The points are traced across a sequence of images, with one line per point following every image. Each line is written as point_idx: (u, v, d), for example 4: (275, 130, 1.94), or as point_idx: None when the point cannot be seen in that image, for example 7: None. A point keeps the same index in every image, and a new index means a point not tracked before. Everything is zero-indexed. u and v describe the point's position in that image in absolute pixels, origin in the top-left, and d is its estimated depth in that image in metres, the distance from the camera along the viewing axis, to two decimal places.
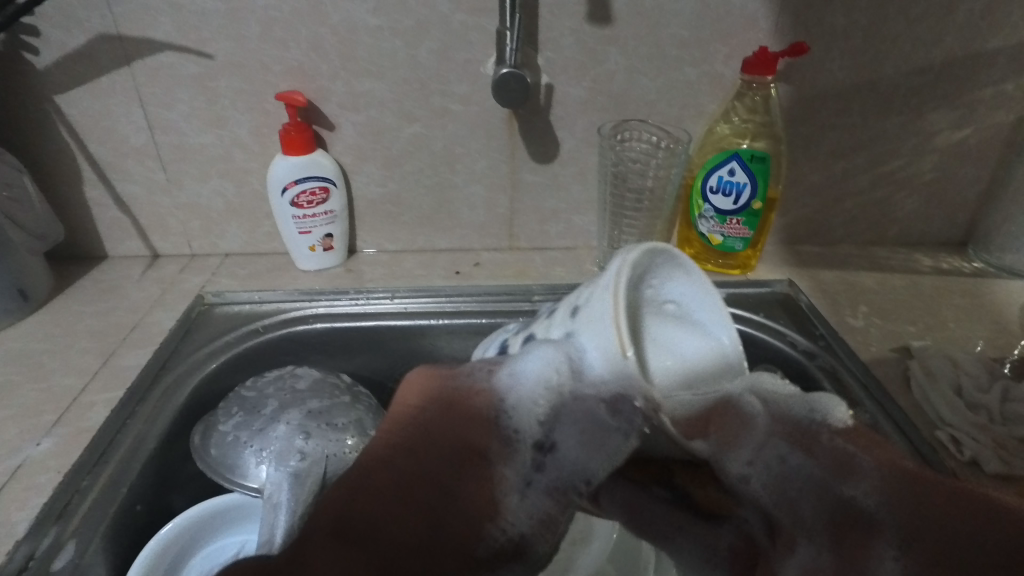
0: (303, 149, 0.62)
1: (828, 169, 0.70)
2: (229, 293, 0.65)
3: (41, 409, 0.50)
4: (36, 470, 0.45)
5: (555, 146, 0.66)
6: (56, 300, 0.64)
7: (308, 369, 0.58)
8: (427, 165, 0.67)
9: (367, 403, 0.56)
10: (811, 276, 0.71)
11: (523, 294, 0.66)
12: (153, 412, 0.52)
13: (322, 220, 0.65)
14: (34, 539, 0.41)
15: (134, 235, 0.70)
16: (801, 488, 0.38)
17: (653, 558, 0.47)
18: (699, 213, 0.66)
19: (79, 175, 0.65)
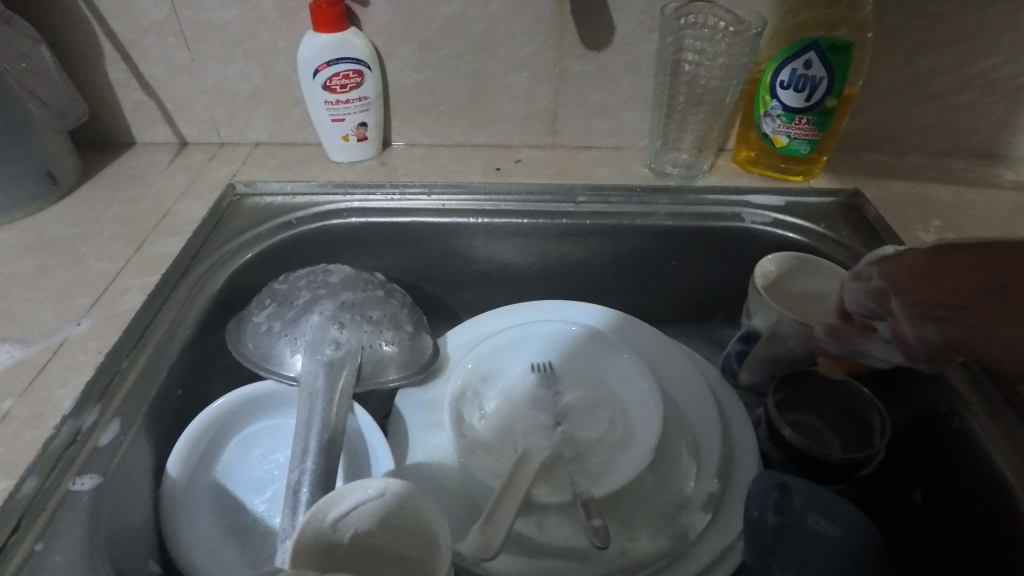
0: (334, 26, 0.57)
1: (912, 67, 0.63)
2: (259, 184, 0.62)
3: (76, 292, 0.50)
4: (75, 352, 0.45)
5: (609, 31, 0.60)
6: (85, 185, 0.62)
7: (339, 265, 0.56)
8: (467, 50, 0.61)
9: (402, 297, 0.54)
10: (878, 186, 0.65)
11: (566, 194, 0.62)
12: (188, 300, 0.51)
13: (355, 107, 0.61)
14: (78, 416, 0.41)
15: (160, 121, 0.67)
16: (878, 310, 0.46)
17: (692, 465, 0.46)
18: (764, 111, 0.60)
19: (99, 52, 0.62)
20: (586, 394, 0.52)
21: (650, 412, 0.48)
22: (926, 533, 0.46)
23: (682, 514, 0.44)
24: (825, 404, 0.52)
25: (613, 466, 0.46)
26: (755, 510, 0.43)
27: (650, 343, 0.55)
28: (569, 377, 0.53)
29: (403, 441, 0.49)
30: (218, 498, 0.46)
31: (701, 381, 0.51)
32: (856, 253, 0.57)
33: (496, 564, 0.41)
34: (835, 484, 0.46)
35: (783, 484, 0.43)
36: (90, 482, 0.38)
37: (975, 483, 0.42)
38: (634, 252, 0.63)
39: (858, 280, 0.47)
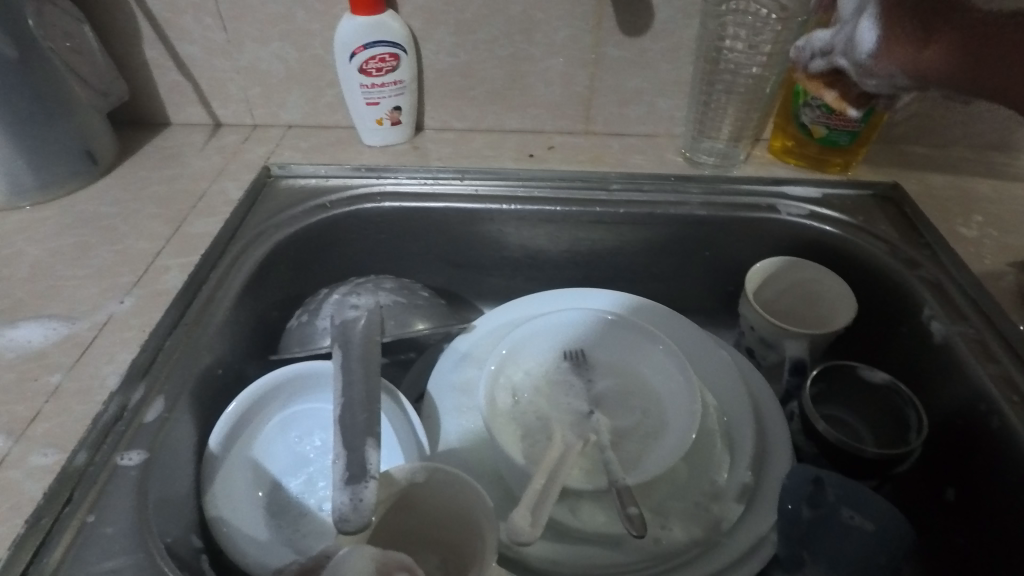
0: (372, 8, 0.57)
1: None
2: (293, 166, 0.63)
3: (118, 271, 0.51)
4: (120, 329, 0.46)
5: (649, 16, 0.59)
6: (122, 164, 0.63)
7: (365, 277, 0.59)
8: (504, 34, 0.61)
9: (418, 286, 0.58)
10: (917, 178, 0.64)
11: (599, 182, 0.62)
12: (226, 280, 0.52)
13: (390, 90, 0.61)
14: (124, 392, 0.42)
15: (195, 102, 0.67)
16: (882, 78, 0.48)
17: (724, 456, 0.47)
18: (803, 101, 0.59)
19: (137, 32, 0.62)
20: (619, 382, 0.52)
21: (685, 403, 0.48)
22: (959, 530, 0.45)
23: (716, 504, 0.44)
24: (860, 398, 0.51)
25: (647, 455, 0.46)
26: (790, 503, 0.43)
27: (683, 334, 0.55)
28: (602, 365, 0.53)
29: (435, 424, 0.49)
30: (257, 477, 0.47)
31: (734, 372, 0.51)
32: (893, 247, 0.57)
33: (533, 550, 0.41)
34: (867, 478, 0.46)
35: (819, 478, 0.43)
36: (138, 458, 0.39)
37: (1012, 484, 0.42)
38: (666, 241, 0.62)
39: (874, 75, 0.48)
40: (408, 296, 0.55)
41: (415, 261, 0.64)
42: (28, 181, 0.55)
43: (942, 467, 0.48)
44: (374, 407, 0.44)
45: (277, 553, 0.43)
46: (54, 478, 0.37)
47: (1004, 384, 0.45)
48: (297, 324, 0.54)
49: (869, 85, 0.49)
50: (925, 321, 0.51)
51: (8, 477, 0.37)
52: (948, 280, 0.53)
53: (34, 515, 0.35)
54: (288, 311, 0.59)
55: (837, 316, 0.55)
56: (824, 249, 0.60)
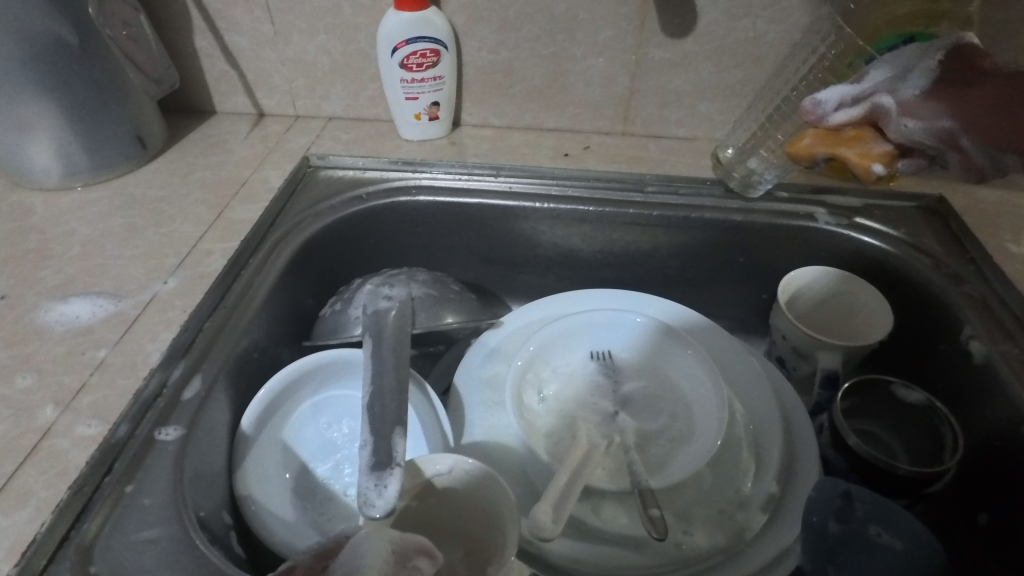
0: (416, 3, 0.57)
1: None
2: (333, 157, 0.64)
3: (163, 253, 0.52)
4: (164, 308, 0.47)
5: (692, 18, 0.58)
6: (170, 150, 0.65)
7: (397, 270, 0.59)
8: (545, 32, 0.61)
9: (451, 281, 0.58)
10: (967, 192, 0.62)
11: (635, 183, 0.62)
12: (264, 266, 0.53)
13: (430, 86, 0.62)
14: (164, 369, 0.43)
15: (240, 91, 0.69)
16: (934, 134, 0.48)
17: (751, 466, 0.46)
18: None
19: (189, 22, 0.64)
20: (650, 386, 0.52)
21: (713, 409, 0.47)
22: (991, 557, 0.44)
23: (740, 513, 0.43)
24: (894, 416, 0.50)
25: (673, 460, 0.46)
26: (816, 516, 0.42)
27: (714, 340, 0.54)
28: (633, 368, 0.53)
29: (461, 417, 0.49)
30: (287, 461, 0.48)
31: (764, 380, 0.51)
32: (937, 260, 0.55)
33: (553, 546, 0.41)
34: (898, 497, 0.45)
35: (847, 492, 0.43)
36: (175, 433, 0.40)
37: None
38: (700, 245, 0.62)
39: (913, 114, 0.49)
40: (441, 289, 0.56)
41: (447, 255, 0.65)
42: (82, 163, 0.57)
43: (974, 491, 0.46)
44: (403, 397, 0.44)
45: (302, 535, 0.44)
46: (97, 448, 0.38)
47: None
48: (330, 312, 0.55)
49: (905, 126, 0.49)
50: (965, 340, 0.50)
51: (55, 445, 0.38)
52: (994, 299, 0.51)
53: (78, 481, 0.37)
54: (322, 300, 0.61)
55: (872, 328, 0.54)
56: (862, 259, 0.58)
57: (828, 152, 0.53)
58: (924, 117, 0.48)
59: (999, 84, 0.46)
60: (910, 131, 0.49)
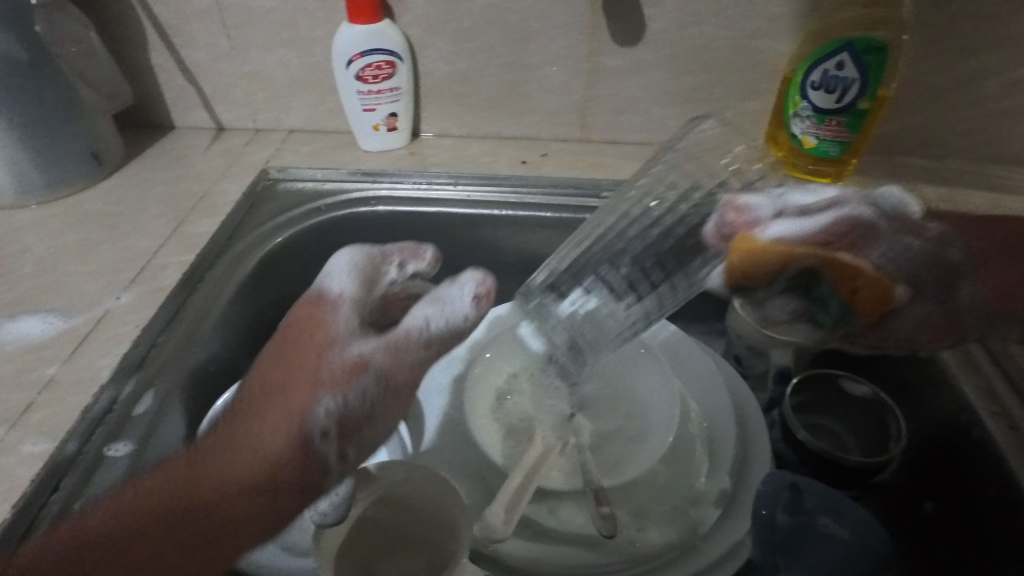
0: (370, 16, 0.58)
1: (954, 69, 0.61)
2: (292, 169, 0.64)
3: (118, 268, 0.52)
4: (117, 323, 0.47)
5: (642, 26, 0.60)
6: (128, 165, 0.65)
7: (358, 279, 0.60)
8: (500, 43, 0.62)
9: None
10: (912, 190, 0.64)
11: (592, 189, 0.63)
12: (222, 279, 0.53)
13: (387, 97, 0.63)
14: (116, 385, 0.43)
15: (199, 105, 0.69)
16: (909, 265, 0.50)
17: (704, 462, 0.47)
18: (794, 111, 0.59)
19: (145, 37, 0.64)
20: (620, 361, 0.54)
21: (666, 409, 0.49)
22: (936, 544, 0.45)
23: (693, 509, 0.44)
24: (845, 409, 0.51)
25: (626, 459, 0.47)
26: (765, 508, 0.43)
27: (670, 340, 0.55)
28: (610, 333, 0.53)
29: (422, 425, 0.50)
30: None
31: (719, 378, 0.52)
32: None
33: (507, 548, 0.42)
34: (846, 488, 0.47)
35: (795, 484, 0.44)
36: (125, 449, 0.40)
37: (993, 496, 0.42)
38: None
39: (898, 234, 0.52)
40: None
41: None
42: (34, 181, 0.57)
43: (922, 480, 0.48)
44: None
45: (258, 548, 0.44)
46: (43, 465, 0.38)
47: (986, 398, 0.46)
48: None
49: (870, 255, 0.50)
50: None
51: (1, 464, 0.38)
52: None
53: (22, 500, 0.36)
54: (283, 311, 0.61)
55: None
56: None
57: (769, 256, 0.52)
58: (900, 250, 0.51)
59: (995, 237, 0.51)
60: (888, 254, 0.50)
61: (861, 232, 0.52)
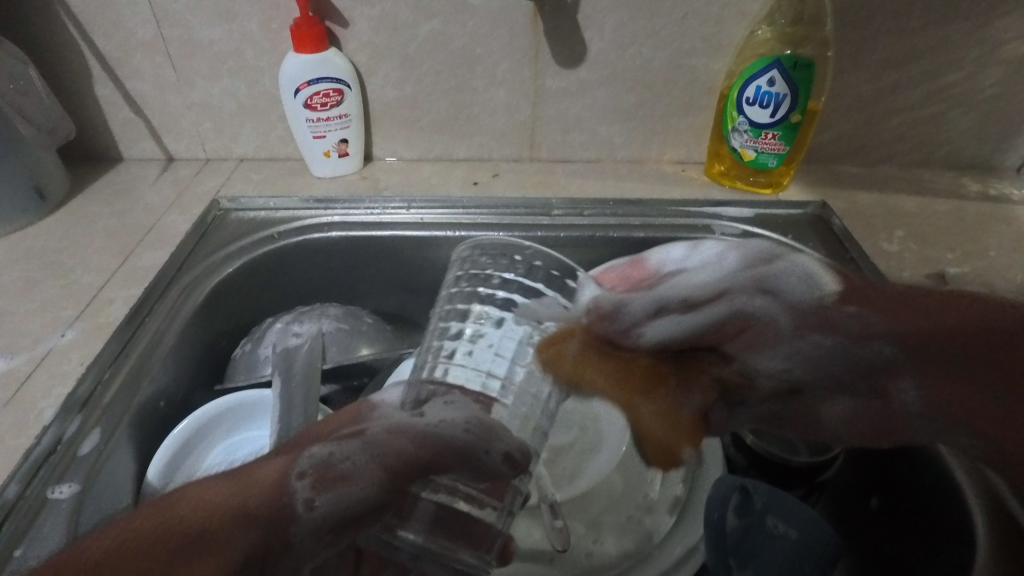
0: (315, 46, 0.59)
1: (877, 81, 0.65)
2: (243, 198, 0.64)
3: (61, 305, 0.51)
4: (60, 361, 0.46)
5: (582, 48, 0.62)
6: (73, 200, 0.64)
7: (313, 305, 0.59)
8: (445, 67, 0.63)
9: (366, 313, 0.59)
10: (846, 197, 0.67)
11: (542, 207, 0.64)
12: (171, 311, 0.53)
13: (336, 123, 0.63)
14: (60, 424, 0.42)
15: (147, 137, 0.69)
16: (818, 357, 0.45)
17: None
18: (732, 126, 0.62)
19: (88, 71, 0.63)
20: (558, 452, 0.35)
21: None
22: (881, 536, 0.47)
23: (648, 517, 0.45)
24: None
25: (580, 471, 0.46)
26: (715, 513, 0.45)
27: None
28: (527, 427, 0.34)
29: None
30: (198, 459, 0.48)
31: None
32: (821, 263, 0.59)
33: None
34: (795, 487, 0.49)
35: (744, 488, 0.46)
36: (69, 490, 0.39)
37: (932, 489, 0.44)
38: (608, 261, 0.64)
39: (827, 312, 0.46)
40: (353, 322, 0.56)
41: (364, 288, 0.65)
42: None
43: (869, 475, 0.49)
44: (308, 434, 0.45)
45: None
46: None
47: None
48: (241, 353, 0.55)
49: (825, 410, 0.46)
50: None
51: None
52: None
53: None
54: (237, 341, 0.60)
55: None
56: None
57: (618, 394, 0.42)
58: (806, 349, 0.45)
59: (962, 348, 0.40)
60: (803, 355, 0.45)
61: (755, 331, 0.46)
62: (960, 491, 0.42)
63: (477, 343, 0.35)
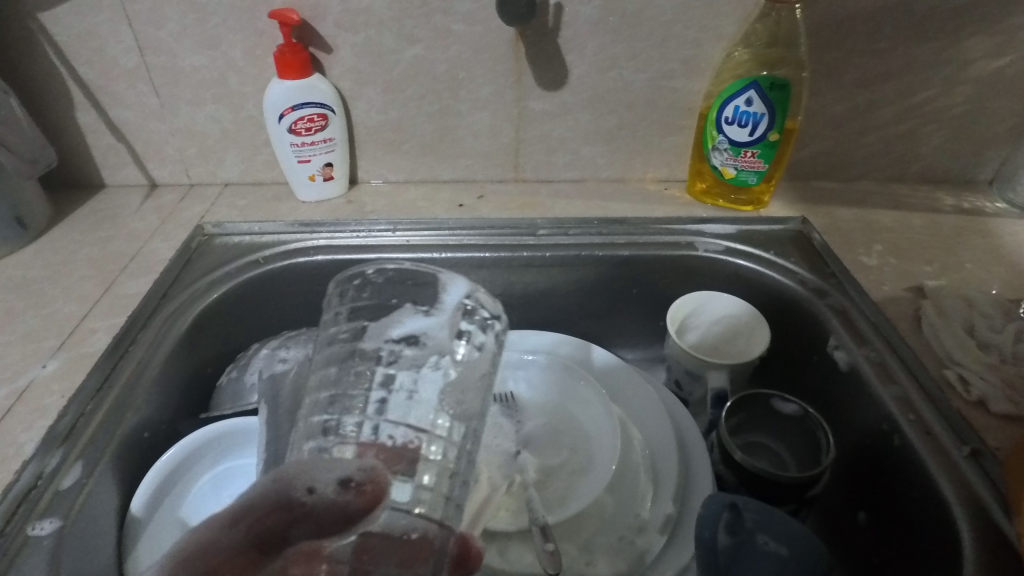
0: (300, 72, 0.59)
1: (851, 100, 0.67)
2: (228, 224, 0.64)
3: (43, 336, 0.51)
4: (40, 393, 0.45)
5: (564, 71, 0.63)
6: (55, 228, 0.63)
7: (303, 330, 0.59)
8: (429, 91, 0.64)
9: None
10: (825, 213, 0.68)
11: (527, 228, 0.65)
12: (154, 340, 0.52)
13: (321, 148, 0.64)
14: (41, 459, 0.41)
15: (130, 163, 0.69)
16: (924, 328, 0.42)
17: (648, 488, 0.48)
18: (713, 145, 0.63)
19: (70, 99, 0.63)
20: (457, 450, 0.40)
21: (607, 439, 0.50)
22: (871, 551, 0.47)
23: (640, 538, 0.45)
24: (781, 426, 0.53)
25: (571, 493, 0.47)
26: (707, 532, 0.44)
27: (610, 371, 0.57)
28: (392, 438, 0.38)
29: None
30: (199, 467, 0.49)
31: (657, 405, 0.53)
32: (803, 278, 0.60)
33: None
34: (784, 503, 0.48)
35: (734, 504, 0.45)
36: (51, 527, 0.39)
37: (920, 503, 0.43)
38: (594, 280, 0.65)
39: None
40: None
41: None
42: None
43: (859, 492, 0.49)
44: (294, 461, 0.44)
45: None
46: None
47: (904, 406, 0.47)
48: (227, 380, 0.55)
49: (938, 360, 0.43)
50: (832, 349, 0.54)
51: None
52: (851, 306, 0.56)
53: None
54: (222, 368, 0.60)
55: (754, 343, 0.58)
56: (741, 281, 0.63)
57: None
58: None
59: None
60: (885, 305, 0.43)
61: None
62: (946, 504, 0.41)
63: (349, 375, 0.42)
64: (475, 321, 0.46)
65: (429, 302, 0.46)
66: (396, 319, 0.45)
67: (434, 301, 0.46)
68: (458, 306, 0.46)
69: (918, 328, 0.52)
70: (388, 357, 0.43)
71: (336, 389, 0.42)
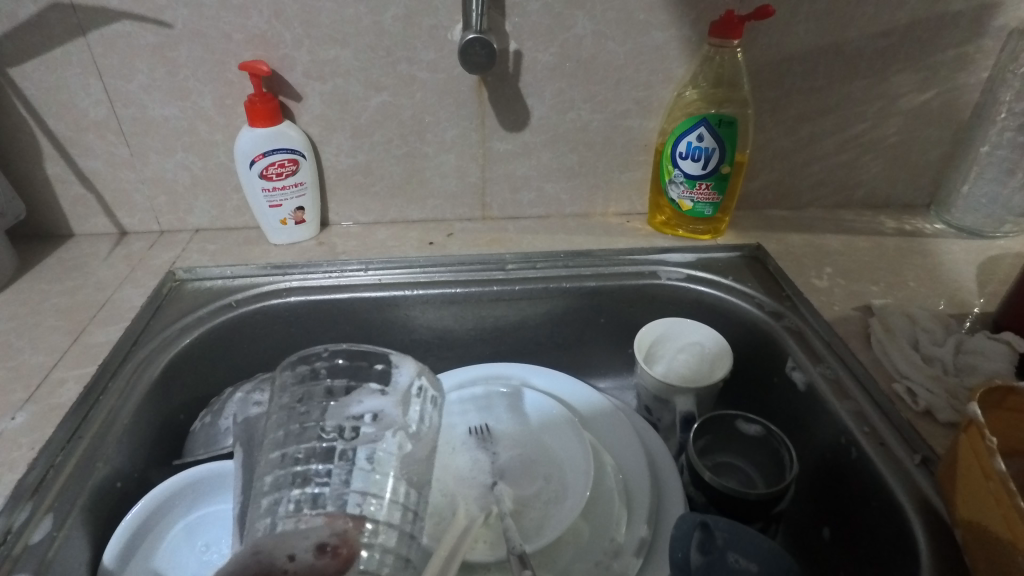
0: (269, 120, 0.61)
1: (794, 134, 0.71)
2: (199, 269, 0.64)
3: (10, 388, 0.50)
4: (9, 445, 0.45)
5: (526, 113, 0.66)
6: (21, 279, 0.63)
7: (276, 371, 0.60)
8: (396, 135, 0.66)
9: None
10: (778, 239, 0.72)
11: (496, 263, 0.66)
12: (126, 388, 0.52)
13: (292, 192, 0.65)
14: (9, 514, 0.41)
15: (100, 212, 0.69)
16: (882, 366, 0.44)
17: (622, 513, 0.49)
18: (669, 178, 0.67)
19: (39, 151, 0.64)
20: (409, 513, 0.42)
21: (581, 465, 0.51)
22: (837, 565, 0.49)
23: (616, 563, 0.46)
24: (747, 446, 0.55)
25: (547, 521, 0.48)
26: (680, 551, 0.46)
27: (582, 399, 0.59)
28: (353, 505, 0.40)
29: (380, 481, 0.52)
30: (153, 541, 0.46)
31: (628, 430, 0.55)
32: (760, 301, 0.63)
33: None
34: (753, 521, 0.49)
35: (705, 523, 0.47)
36: None
37: (879, 513, 0.45)
38: (563, 312, 0.67)
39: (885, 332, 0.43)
40: None
41: None
42: None
43: (823, 508, 0.51)
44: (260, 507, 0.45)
45: None
46: None
47: (858, 418, 0.50)
48: (200, 426, 0.55)
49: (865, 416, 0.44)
50: (790, 369, 0.57)
51: None
52: (806, 327, 0.59)
53: None
54: (194, 414, 0.59)
55: (715, 370, 0.60)
56: (703, 307, 0.66)
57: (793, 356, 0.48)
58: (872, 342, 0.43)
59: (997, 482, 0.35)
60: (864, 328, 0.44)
61: None
62: (902, 511, 0.43)
63: (307, 448, 0.43)
64: (421, 396, 0.48)
65: (382, 379, 0.47)
66: (354, 396, 0.45)
67: (386, 380, 0.47)
68: (410, 386, 0.47)
69: (868, 344, 0.56)
70: (346, 435, 0.43)
71: (295, 462, 0.43)
